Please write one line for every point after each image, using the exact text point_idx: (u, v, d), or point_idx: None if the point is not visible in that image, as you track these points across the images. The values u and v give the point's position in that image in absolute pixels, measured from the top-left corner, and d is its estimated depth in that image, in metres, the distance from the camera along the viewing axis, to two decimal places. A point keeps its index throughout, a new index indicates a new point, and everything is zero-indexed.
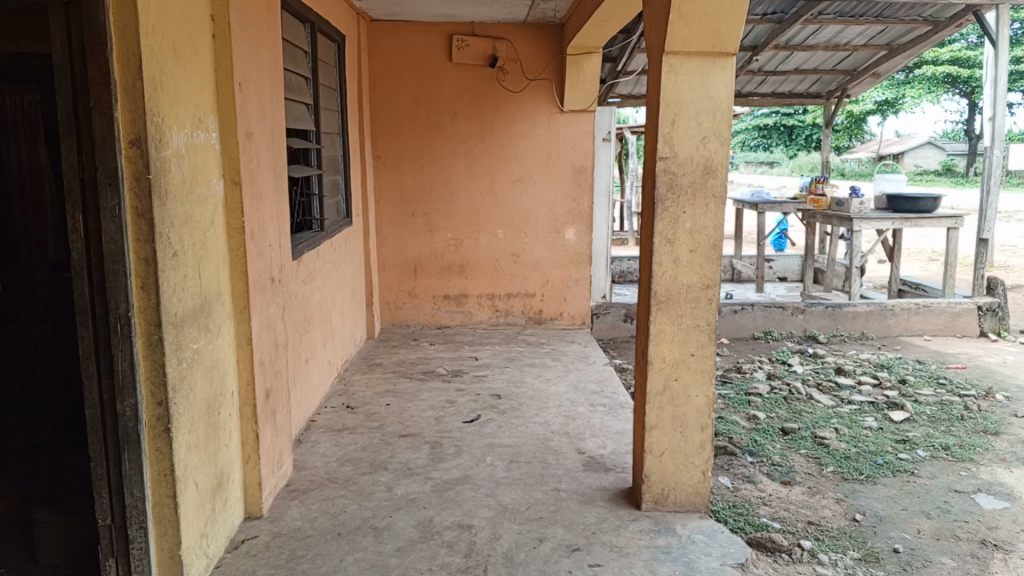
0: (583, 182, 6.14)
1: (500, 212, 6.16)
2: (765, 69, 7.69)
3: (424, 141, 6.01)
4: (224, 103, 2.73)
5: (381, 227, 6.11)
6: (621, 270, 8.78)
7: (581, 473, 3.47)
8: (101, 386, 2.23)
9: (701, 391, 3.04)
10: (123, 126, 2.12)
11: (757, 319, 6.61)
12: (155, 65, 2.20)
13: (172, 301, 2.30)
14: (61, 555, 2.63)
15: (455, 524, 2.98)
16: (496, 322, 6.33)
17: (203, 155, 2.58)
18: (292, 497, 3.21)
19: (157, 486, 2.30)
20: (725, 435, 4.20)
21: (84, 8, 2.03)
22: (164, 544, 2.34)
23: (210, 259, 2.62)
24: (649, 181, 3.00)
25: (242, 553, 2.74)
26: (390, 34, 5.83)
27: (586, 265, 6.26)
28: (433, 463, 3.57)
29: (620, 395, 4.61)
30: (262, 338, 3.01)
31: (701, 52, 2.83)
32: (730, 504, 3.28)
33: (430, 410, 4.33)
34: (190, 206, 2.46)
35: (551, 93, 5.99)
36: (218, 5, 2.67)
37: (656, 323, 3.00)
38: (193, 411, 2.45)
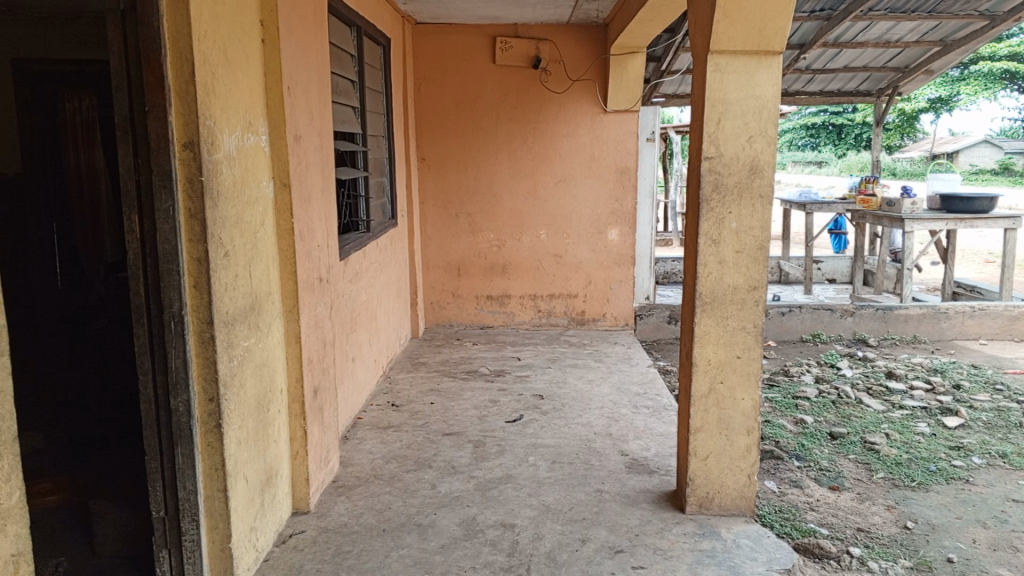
0: (628, 183, 6.11)
1: (544, 212, 6.16)
2: (813, 68, 7.56)
3: (468, 143, 6.05)
4: (274, 107, 2.79)
5: (425, 228, 6.18)
6: (665, 270, 8.71)
7: (624, 475, 3.45)
8: (156, 382, 2.30)
9: (747, 394, 3.00)
10: (177, 130, 2.19)
11: (805, 321, 6.50)
12: (207, 69, 2.26)
13: (223, 300, 2.36)
14: (117, 547, 2.71)
15: (498, 523, 3.00)
16: (539, 323, 6.33)
17: (254, 157, 2.65)
18: (338, 493, 3.27)
19: (208, 480, 2.36)
20: (771, 438, 4.14)
21: (140, 15, 2.10)
22: (216, 537, 2.40)
23: (260, 259, 2.68)
24: (694, 181, 2.97)
25: (290, 547, 2.79)
26: (435, 37, 5.88)
27: (630, 266, 6.23)
28: (476, 463, 3.59)
29: (665, 397, 4.58)
30: (310, 336, 3.06)
31: (747, 51, 2.80)
32: (776, 508, 3.24)
33: (473, 410, 4.35)
34: (242, 207, 2.52)
35: (594, 93, 5.97)
36: (268, 10, 2.73)
37: (701, 324, 2.98)
38: (243, 407, 2.51)
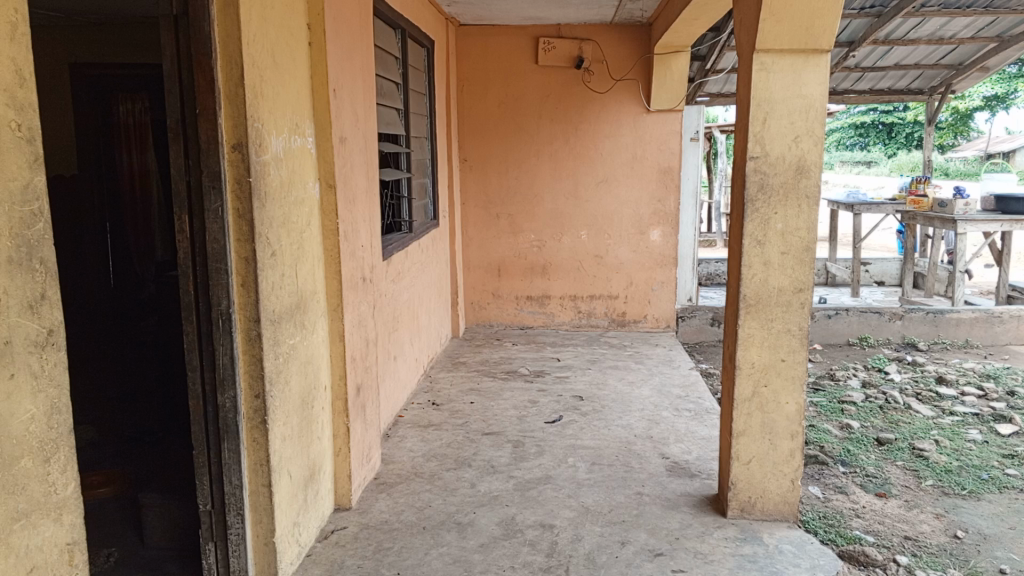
0: (670, 183, 6.05)
1: (585, 213, 6.15)
2: (862, 66, 7.40)
3: (510, 143, 6.07)
4: (320, 109, 2.84)
5: (466, 228, 6.21)
6: (708, 272, 8.62)
7: (664, 478, 3.43)
8: (204, 378, 2.35)
9: (792, 398, 2.96)
10: (226, 132, 2.24)
11: (852, 325, 6.38)
12: (256, 73, 2.31)
13: (270, 298, 2.41)
14: (166, 538, 2.78)
15: (537, 523, 3.00)
16: (579, 323, 6.32)
17: (300, 159, 2.70)
18: (379, 490, 3.31)
19: (253, 475, 2.41)
20: (816, 443, 4.07)
21: (191, 19, 2.15)
22: (260, 531, 2.45)
23: (306, 259, 2.73)
24: (739, 182, 2.94)
25: (332, 543, 2.84)
26: (477, 38, 5.92)
27: (672, 267, 6.18)
28: (515, 462, 3.60)
29: (706, 401, 4.53)
30: (354, 335, 3.11)
31: (794, 49, 2.76)
32: (820, 514, 3.19)
33: (513, 410, 4.36)
34: (288, 208, 2.57)
35: (637, 93, 5.94)
36: (314, 14, 2.77)
37: (745, 327, 2.94)
38: (288, 404, 2.56)
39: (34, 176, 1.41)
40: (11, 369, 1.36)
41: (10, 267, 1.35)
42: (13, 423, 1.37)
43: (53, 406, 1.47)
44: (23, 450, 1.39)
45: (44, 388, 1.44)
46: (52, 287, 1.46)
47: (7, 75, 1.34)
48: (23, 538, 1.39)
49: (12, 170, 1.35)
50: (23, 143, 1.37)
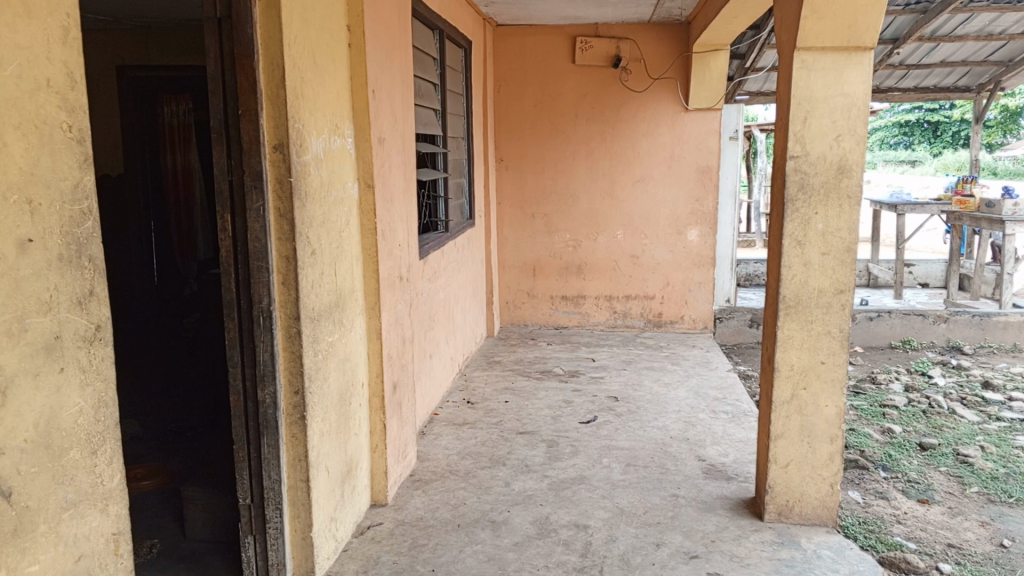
0: (709, 183, 5.99)
1: (621, 212, 6.12)
2: (907, 63, 7.23)
3: (547, 142, 6.07)
4: (359, 108, 2.87)
5: (502, 228, 6.23)
6: (746, 273, 8.52)
7: (700, 480, 3.40)
8: (245, 375, 2.39)
9: (832, 401, 2.92)
10: (268, 133, 2.28)
11: (894, 327, 6.25)
12: (297, 74, 2.35)
13: (310, 296, 2.45)
14: (206, 531, 2.84)
15: (571, 523, 3.00)
16: (614, 323, 6.28)
17: (340, 159, 2.73)
18: (414, 486, 3.33)
19: (292, 470, 2.45)
20: (856, 448, 4.00)
21: (235, 22, 2.19)
22: (298, 526, 2.49)
23: (345, 258, 2.77)
24: (779, 182, 2.90)
25: (367, 538, 2.87)
26: (515, 38, 5.93)
27: (710, 268, 6.12)
28: (549, 462, 3.60)
29: (744, 403, 4.48)
30: (391, 333, 3.14)
31: (836, 47, 2.72)
32: (860, 520, 3.13)
33: (548, 409, 4.36)
34: (328, 207, 2.61)
35: (675, 91, 5.89)
36: (354, 16, 2.80)
37: (784, 328, 2.90)
38: (326, 400, 2.59)
39: (84, 175, 1.45)
40: (61, 363, 1.40)
41: (62, 265, 1.40)
42: (63, 416, 1.41)
43: (100, 400, 1.51)
44: (72, 442, 1.43)
45: (92, 381, 1.48)
46: (100, 284, 1.50)
47: (59, 77, 1.38)
48: (71, 527, 1.43)
49: (63, 170, 1.39)
50: (74, 143, 1.42)
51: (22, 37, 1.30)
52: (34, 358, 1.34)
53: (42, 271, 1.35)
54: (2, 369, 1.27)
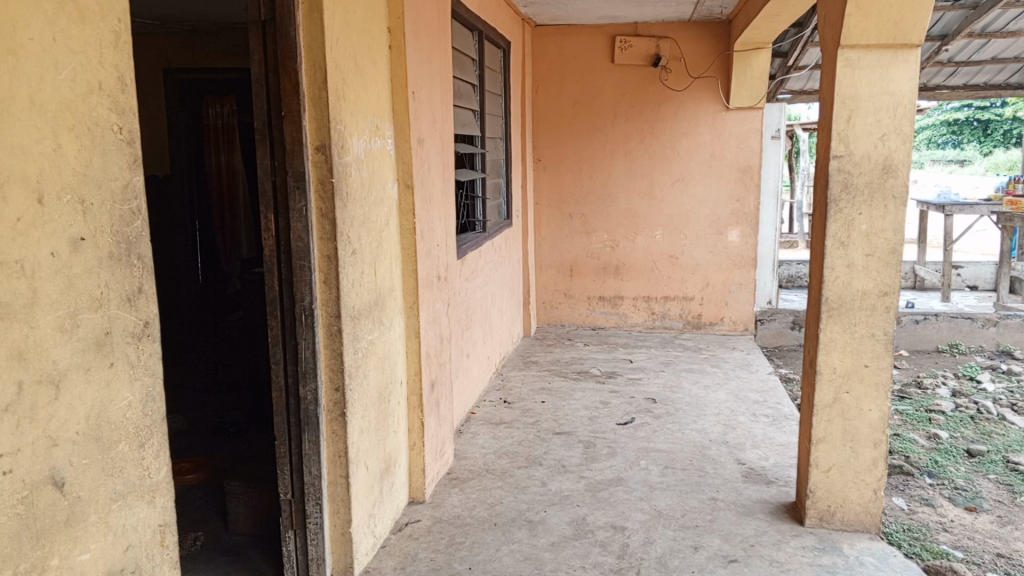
0: (750, 182, 5.92)
1: (660, 212, 6.07)
2: (955, 60, 7.09)
3: (585, 142, 6.06)
4: (399, 110, 2.90)
5: (539, 228, 6.24)
6: (788, 274, 8.40)
7: (740, 484, 3.37)
8: (287, 372, 2.43)
9: (875, 405, 2.86)
10: (310, 134, 2.32)
11: (941, 331, 6.11)
12: (339, 75, 2.38)
13: (350, 295, 2.48)
14: (248, 525, 2.89)
15: (608, 524, 2.99)
16: (653, 325, 6.24)
17: (380, 160, 2.76)
18: (451, 485, 3.36)
19: (332, 466, 2.49)
20: (900, 453, 3.92)
21: (279, 25, 2.23)
22: (337, 521, 2.53)
23: (385, 257, 2.80)
24: (822, 182, 2.86)
25: (405, 535, 2.89)
26: (554, 38, 5.94)
27: (751, 269, 6.04)
28: (587, 463, 3.60)
29: (785, 406, 4.42)
30: (429, 331, 3.16)
31: (882, 44, 2.67)
32: (905, 527, 3.06)
33: (585, 410, 4.36)
34: (369, 207, 2.64)
35: (716, 90, 5.84)
36: (394, 18, 2.83)
37: (826, 330, 2.86)
38: (366, 397, 2.62)
39: (133, 176, 1.49)
40: (110, 359, 1.44)
41: (112, 263, 1.44)
42: (112, 411, 1.45)
43: (148, 394, 1.55)
44: (120, 435, 1.47)
45: (140, 376, 1.52)
46: (148, 281, 1.54)
47: (111, 80, 1.42)
48: (120, 518, 1.48)
49: (114, 170, 1.44)
50: (124, 144, 1.46)
51: (75, 41, 1.34)
52: (85, 353, 1.38)
53: (93, 269, 1.39)
54: (55, 363, 1.31)
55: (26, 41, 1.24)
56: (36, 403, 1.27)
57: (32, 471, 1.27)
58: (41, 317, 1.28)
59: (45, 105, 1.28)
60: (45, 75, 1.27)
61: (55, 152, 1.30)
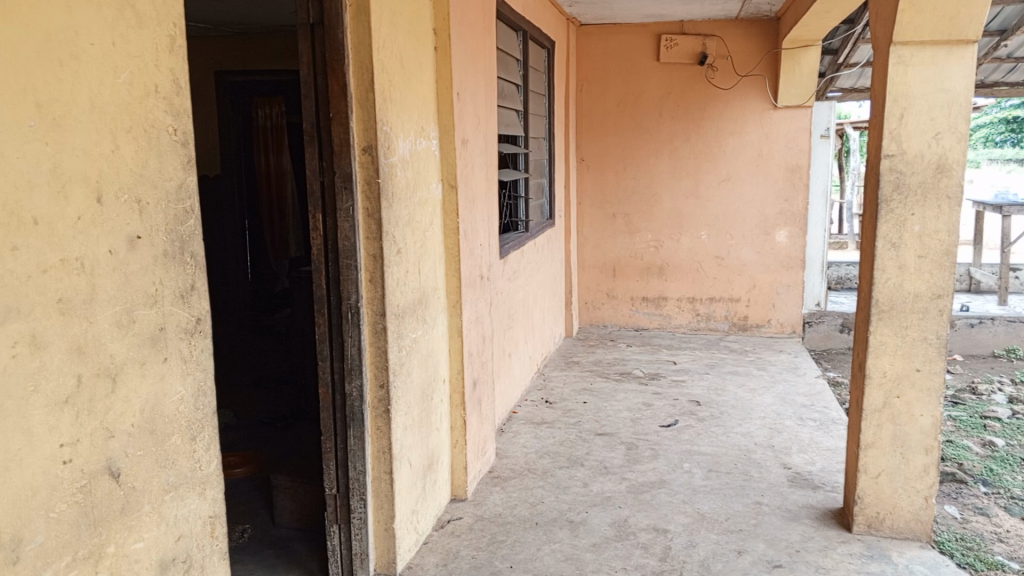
0: (799, 182, 5.83)
1: (705, 212, 6.01)
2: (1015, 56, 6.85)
3: (629, 142, 6.03)
4: (444, 111, 2.93)
5: (582, 228, 6.23)
6: (837, 276, 8.25)
7: (785, 488, 3.32)
8: (333, 368, 2.47)
9: (927, 410, 2.79)
10: (357, 136, 2.35)
11: (998, 335, 5.95)
12: (385, 77, 2.41)
13: (395, 293, 2.51)
14: (294, 518, 2.94)
15: (650, 526, 2.98)
16: (697, 326, 6.17)
17: (425, 160, 2.79)
18: (493, 483, 3.37)
19: (376, 462, 2.52)
20: (953, 461, 3.82)
21: (327, 27, 2.26)
22: (381, 517, 2.56)
23: (429, 257, 2.83)
24: (872, 181, 2.80)
25: (447, 532, 2.92)
26: (599, 38, 5.92)
27: (799, 270, 5.94)
28: (629, 464, 3.58)
29: (834, 410, 4.34)
30: (471, 330, 3.18)
31: (936, 41, 2.61)
32: (958, 536, 2.97)
33: (627, 411, 4.34)
34: (414, 207, 2.67)
35: (763, 88, 5.76)
36: (440, 19, 2.86)
37: (876, 334, 2.80)
38: (409, 395, 2.65)
39: (187, 176, 1.53)
40: (165, 353, 1.49)
41: (166, 261, 1.48)
42: (165, 404, 1.50)
43: (200, 388, 1.59)
44: (173, 428, 1.52)
45: (192, 371, 1.57)
46: (200, 279, 1.58)
47: (166, 83, 1.46)
48: (172, 508, 1.52)
49: (168, 170, 1.48)
50: (178, 146, 1.50)
51: (134, 46, 1.38)
52: (141, 347, 1.43)
53: (149, 266, 1.44)
54: (112, 357, 1.36)
55: (87, 47, 1.28)
56: (95, 395, 1.32)
57: (91, 461, 1.32)
58: (100, 313, 1.32)
59: (105, 108, 1.32)
60: (105, 79, 1.32)
61: (113, 152, 1.35)
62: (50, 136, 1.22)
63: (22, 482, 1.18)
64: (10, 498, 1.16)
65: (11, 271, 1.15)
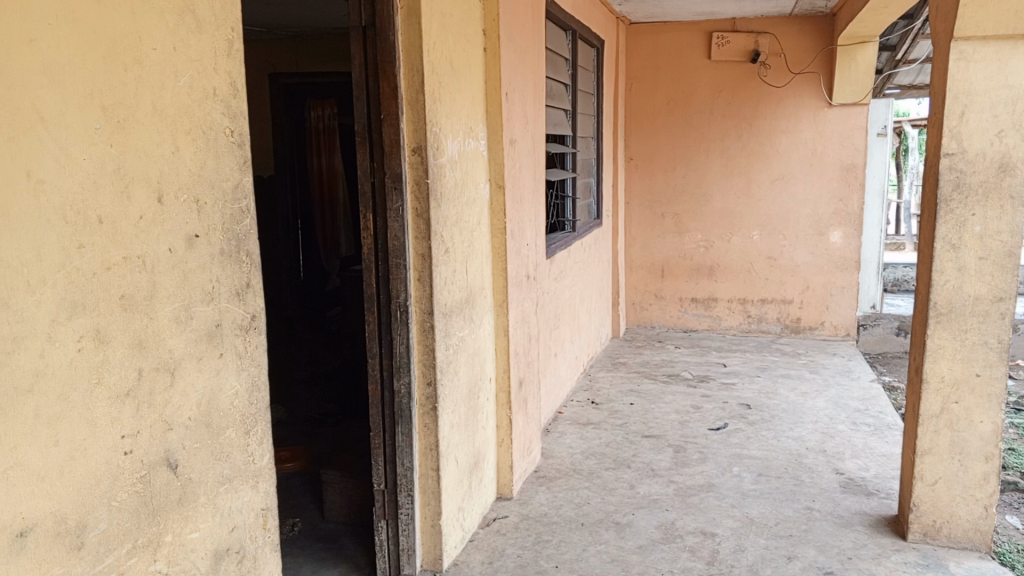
0: (855, 182, 5.69)
1: (756, 212, 5.92)
2: None
3: (679, 141, 5.97)
4: (493, 111, 2.95)
5: (630, 227, 6.19)
6: (894, 278, 8.04)
7: (837, 494, 3.25)
8: (382, 365, 2.51)
9: (987, 417, 2.71)
10: (407, 137, 2.39)
11: None
12: (436, 78, 2.44)
13: (443, 292, 2.54)
14: (343, 513, 2.99)
15: (698, 530, 2.95)
16: (749, 328, 6.08)
17: (473, 160, 2.81)
18: (539, 483, 3.38)
19: (424, 458, 2.55)
20: (1016, 470, 3.69)
21: (379, 29, 2.30)
22: (428, 513, 2.59)
23: (476, 256, 2.85)
24: (931, 181, 2.73)
25: (493, 531, 2.93)
26: (649, 36, 5.88)
27: (854, 272, 5.80)
28: (676, 467, 3.55)
29: (889, 416, 4.24)
30: (518, 330, 3.20)
31: (1000, 35, 2.53)
32: (1020, 547, 2.87)
33: (675, 414, 4.30)
34: (462, 207, 2.69)
35: (818, 85, 5.64)
36: (489, 20, 2.88)
37: (934, 337, 2.72)
38: (456, 393, 2.68)
39: (243, 177, 1.57)
40: (220, 349, 1.53)
41: (222, 259, 1.52)
42: (221, 398, 1.54)
43: (254, 383, 1.64)
44: (228, 422, 1.56)
45: (247, 366, 1.61)
46: (255, 277, 1.62)
47: (224, 86, 1.51)
48: (226, 500, 1.56)
49: (225, 171, 1.52)
50: (235, 147, 1.54)
51: (193, 50, 1.42)
52: (198, 343, 1.47)
53: (206, 264, 1.48)
54: (171, 352, 1.40)
55: (150, 51, 1.33)
56: (154, 389, 1.36)
57: (151, 452, 1.36)
58: (160, 309, 1.37)
59: (165, 111, 1.37)
60: (166, 82, 1.36)
61: (174, 154, 1.39)
62: (114, 138, 1.26)
63: (85, 471, 1.23)
64: (75, 486, 1.21)
65: (77, 267, 1.20)
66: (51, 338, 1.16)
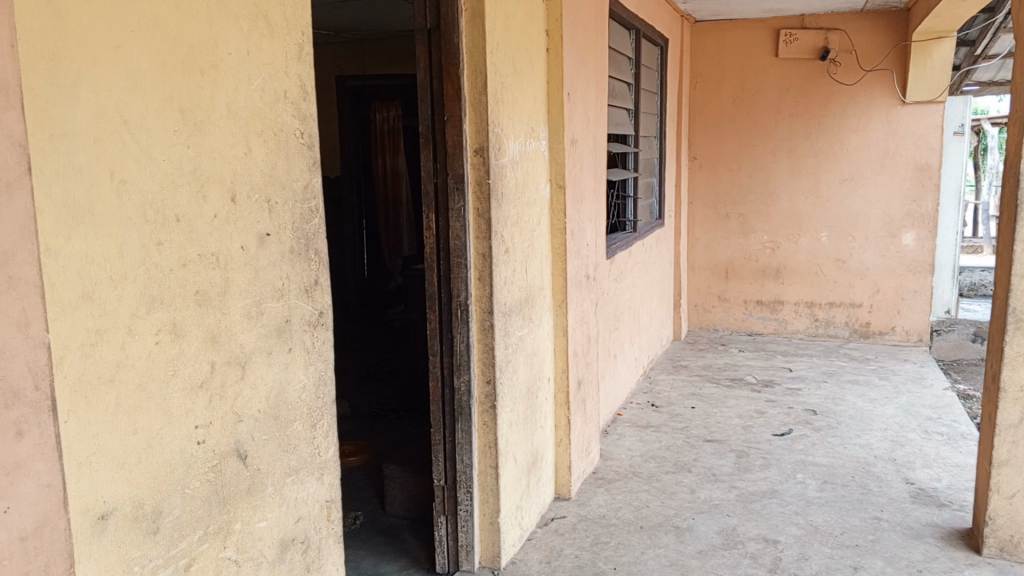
0: (929, 182, 5.50)
1: (825, 213, 5.77)
2: None
3: (745, 140, 5.87)
4: (554, 112, 2.95)
5: (692, 228, 6.12)
6: (970, 282, 7.76)
7: (907, 505, 3.15)
8: (443, 362, 2.54)
9: None
10: (470, 137, 2.41)
11: None
12: (498, 79, 2.46)
13: (503, 292, 2.55)
14: (403, 508, 3.04)
15: (760, 536, 2.90)
16: (816, 332, 5.93)
17: (534, 160, 2.82)
18: (597, 484, 3.37)
19: (483, 456, 2.57)
20: None
21: (444, 32, 2.33)
22: (486, 510, 2.61)
23: (537, 256, 2.86)
24: (1011, 181, 2.62)
25: (551, 530, 2.94)
26: (715, 34, 5.80)
27: (928, 275, 5.61)
28: (738, 473, 3.49)
29: (963, 425, 4.08)
30: (577, 330, 3.20)
31: None
32: None
33: (737, 418, 4.22)
34: (523, 207, 2.71)
35: (890, 83, 5.48)
36: (553, 21, 2.89)
37: (1012, 344, 2.61)
38: (515, 392, 2.69)
39: (312, 177, 1.61)
40: (289, 345, 1.58)
41: (292, 257, 1.57)
42: (289, 392, 1.59)
43: (321, 378, 1.68)
44: (295, 415, 1.61)
45: (314, 361, 1.65)
46: (323, 274, 1.66)
47: (294, 89, 1.55)
48: (293, 491, 1.61)
49: (295, 171, 1.57)
50: (305, 148, 1.59)
51: (265, 55, 1.47)
52: (268, 338, 1.52)
53: (277, 262, 1.53)
54: (242, 347, 1.45)
55: (225, 56, 1.38)
56: (225, 381, 1.42)
57: (222, 443, 1.41)
58: (232, 305, 1.42)
59: (240, 113, 1.42)
60: (240, 86, 1.41)
61: (247, 155, 1.44)
62: (191, 140, 1.31)
63: (162, 460, 1.28)
64: (152, 473, 1.26)
65: (156, 264, 1.26)
66: (131, 331, 1.22)
